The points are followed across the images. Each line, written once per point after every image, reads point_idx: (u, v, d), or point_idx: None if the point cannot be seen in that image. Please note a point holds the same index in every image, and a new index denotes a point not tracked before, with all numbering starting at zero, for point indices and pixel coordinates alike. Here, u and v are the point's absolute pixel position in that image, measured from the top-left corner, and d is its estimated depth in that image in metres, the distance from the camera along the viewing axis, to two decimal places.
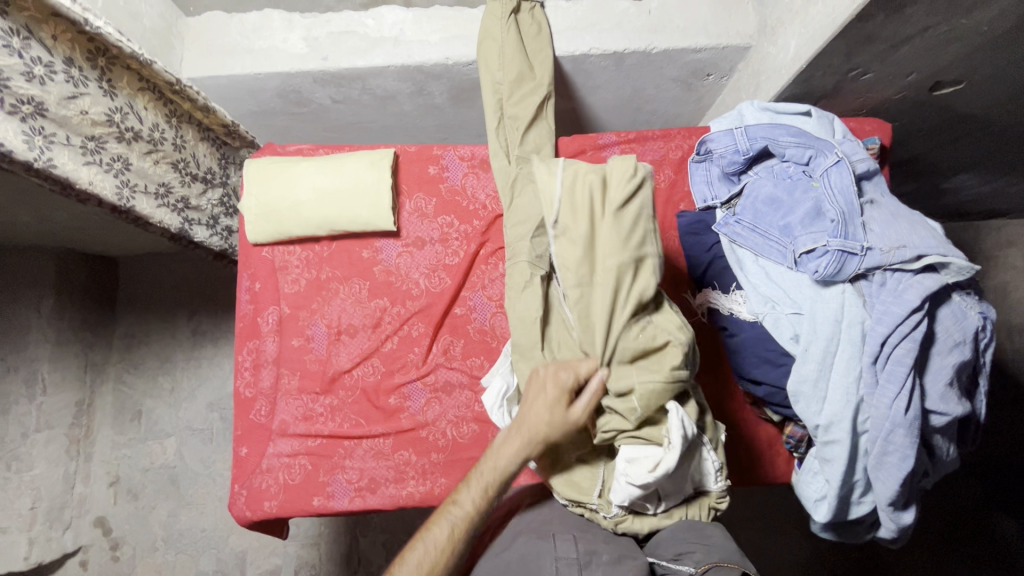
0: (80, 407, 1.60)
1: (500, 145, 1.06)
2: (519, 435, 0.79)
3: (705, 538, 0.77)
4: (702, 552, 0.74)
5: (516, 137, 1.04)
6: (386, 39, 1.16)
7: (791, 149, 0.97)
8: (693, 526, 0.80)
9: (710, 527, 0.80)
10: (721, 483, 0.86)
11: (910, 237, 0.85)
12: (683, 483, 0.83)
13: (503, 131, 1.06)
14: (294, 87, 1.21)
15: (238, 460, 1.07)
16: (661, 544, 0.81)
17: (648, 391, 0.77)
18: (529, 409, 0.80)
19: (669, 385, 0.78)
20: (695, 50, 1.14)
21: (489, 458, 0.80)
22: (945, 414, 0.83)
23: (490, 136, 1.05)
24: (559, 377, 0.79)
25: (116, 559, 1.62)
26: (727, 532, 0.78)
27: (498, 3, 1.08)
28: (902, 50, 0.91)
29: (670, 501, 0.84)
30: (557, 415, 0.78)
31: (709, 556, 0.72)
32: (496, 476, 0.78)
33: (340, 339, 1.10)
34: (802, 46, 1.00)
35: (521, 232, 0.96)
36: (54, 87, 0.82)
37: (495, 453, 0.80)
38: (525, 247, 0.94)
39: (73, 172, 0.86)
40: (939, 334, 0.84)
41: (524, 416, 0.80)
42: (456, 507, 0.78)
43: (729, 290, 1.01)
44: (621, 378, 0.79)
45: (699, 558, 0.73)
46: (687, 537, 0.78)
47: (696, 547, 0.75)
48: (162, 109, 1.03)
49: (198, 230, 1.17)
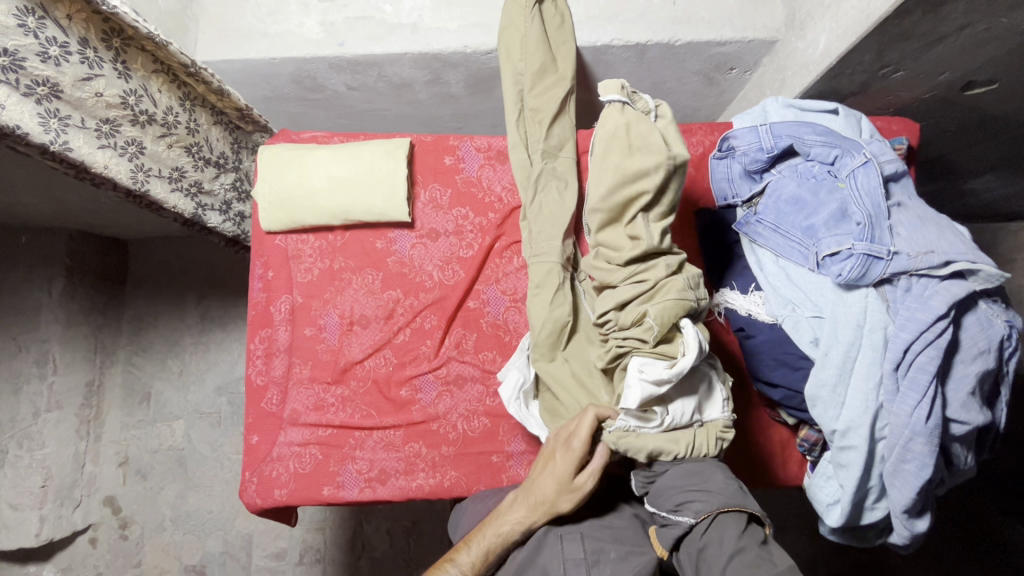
0: (90, 389, 1.62)
1: (519, 138, 1.05)
2: (527, 501, 0.79)
3: (706, 482, 0.74)
4: (703, 501, 0.71)
5: (538, 132, 1.03)
6: (404, 25, 1.13)
7: (817, 148, 0.95)
8: (695, 469, 0.77)
9: (710, 469, 0.76)
10: (728, 412, 0.84)
11: (939, 243, 0.84)
12: (691, 398, 0.81)
13: (523, 124, 1.05)
14: (310, 73, 1.19)
15: (249, 448, 1.07)
16: (659, 492, 0.77)
17: (664, 306, 0.80)
18: (539, 476, 0.81)
19: (680, 302, 0.80)
20: (719, 43, 1.12)
21: (494, 519, 0.80)
22: (965, 422, 0.82)
23: (511, 127, 1.05)
24: (569, 444, 0.80)
25: (125, 538, 1.64)
26: (725, 472, 0.76)
27: None
28: (937, 48, 0.87)
29: (675, 422, 0.80)
30: (563, 483, 0.78)
31: (711, 505, 0.71)
32: (498, 542, 0.78)
33: (352, 330, 1.09)
34: (832, 43, 0.97)
35: (546, 228, 1.00)
36: (69, 68, 0.80)
37: (501, 515, 0.80)
38: (553, 245, 0.99)
39: (88, 156, 0.86)
40: (964, 342, 0.82)
41: (533, 483, 0.80)
42: (453, 565, 0.78)
43: (749, 290, 0.99)
44: (635, 311, 0.82)
45: (699, 508, 0.71)
46: (685, 483, 0.75)
47: (696, 496, 0.73)
48: (176, 93, 1.01)
49: (211, 216, 1.16)
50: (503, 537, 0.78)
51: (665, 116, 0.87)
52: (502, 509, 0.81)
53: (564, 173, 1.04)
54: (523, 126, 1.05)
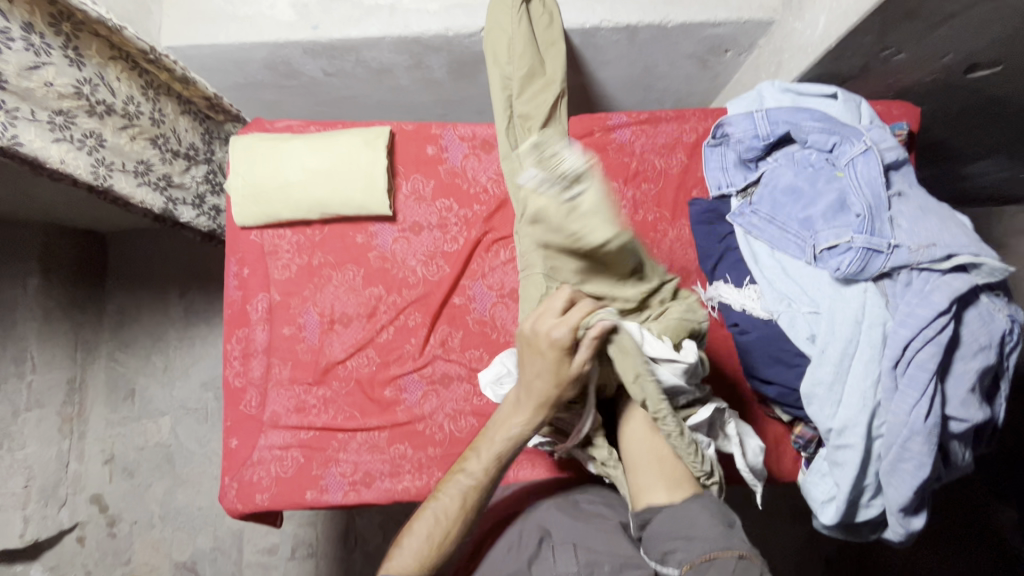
0: (71, 386, 1.57)
1: (510, 148, 1.02)
2: (528, 398, 0.75)
3: (690, 527, 0.68)
4: (685, 549, 0.66)
5: (528, 140, 1.00)
6: (382, 7, 1.07)
7: (814, 135, 0.91)
8: (679, 513, 0.70)
9: (697, 511, 0.69)
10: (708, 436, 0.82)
11: (942, 235, 0.80)
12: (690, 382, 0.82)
13: (512, 130, 1.03)
14: (284, 58, 1.13)
15: (229, 452, 1.04)
16: (648, 540, 0.71)
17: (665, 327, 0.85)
18: (530, 374, 0.74)
19: (679, 323, 0.85)
20: (714, 24, 1.07)
21: (501, 424, 0.76)
22: (965, 420, 0.79)
23: (501, 133, 1.02)
24: (552, 335, 0.71)
25: (114, 535, 1.61)
26: (715, 513, 0.69)
27: None
28: (941, 29, 0.83)
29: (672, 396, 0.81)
30: (559, 372, 0.73)
31: (693, 551, 0.65)
32: (508, 444, 0.75)
33: (333, 328, 1.05)
34: (832, 23, 0.92)
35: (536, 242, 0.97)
36: (12, 56, 0.75)
37: (504, 419, 0.77)
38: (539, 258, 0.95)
39: (41, 151, 0.80)
40: (966, 338, 0.80)
41: (528, 380, 0.75)
42: (465, 475, 0.74)
43: (743, 284, 0.96)
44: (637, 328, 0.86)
45: (682, 558, 0.65)
46: (670, 530, 0.69)
47: (679, 544, 0.67)
48: (137, 81, 0.96)
49: (183, 210, 1.11)
50: (513, 433, 0.75)
51: (583, 182, 0.73)
52: (503, 413, 0.77)
53: None
54: (513, 133, 1.02)
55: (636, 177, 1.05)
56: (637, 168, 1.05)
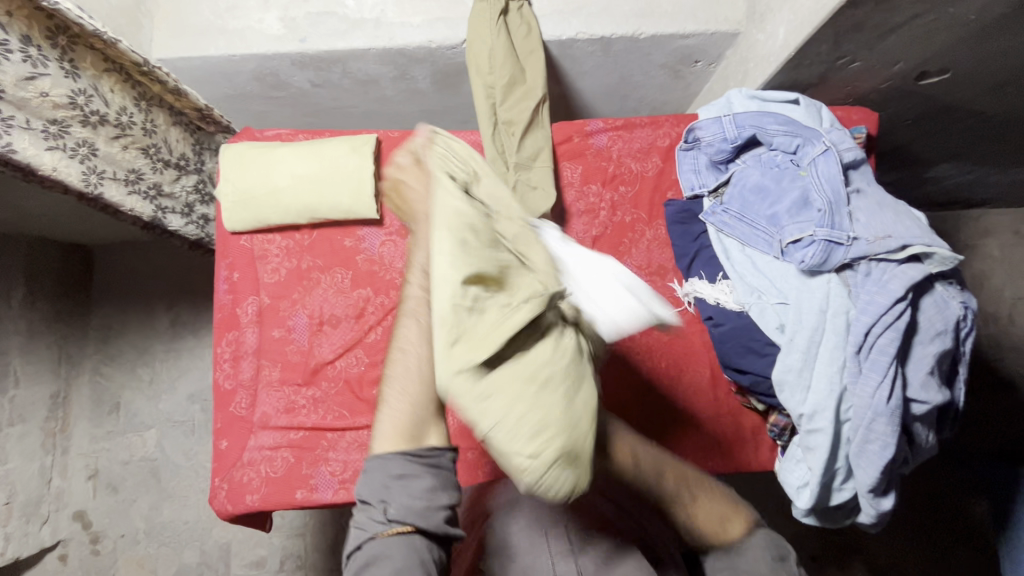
0: (55, 400, 1.56)
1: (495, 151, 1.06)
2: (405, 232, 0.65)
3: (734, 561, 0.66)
4: None
5: (513, 143, 1.05)
6: (367, 20, 1.12)
7: (778, 138, 0.98)
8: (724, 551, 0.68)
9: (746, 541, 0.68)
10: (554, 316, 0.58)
11: (895, 228, 0.86)
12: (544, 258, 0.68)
13: (498, 135, 1.07)
14: (272, 70, 1.17)
15: (219, 454, 1.05)
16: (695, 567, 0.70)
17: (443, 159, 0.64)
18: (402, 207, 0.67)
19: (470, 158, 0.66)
20: (683, 36, 1.13)
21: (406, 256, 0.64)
22: (925, 402, 0.84)
23: (487, 139, 1.06)
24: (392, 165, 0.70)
25: (98, 553, 1.59)
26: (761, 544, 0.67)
27: (487, 5, 1.08)
28: (890, 38, 0.89)
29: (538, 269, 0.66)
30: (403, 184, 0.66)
31: None
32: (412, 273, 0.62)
33: (321, 330, 1.07)
34: (790, 34, 0.98)
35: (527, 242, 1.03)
36: (10, 67, 0.77)
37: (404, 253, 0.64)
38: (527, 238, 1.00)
39: (34, 158, 0.83)
40: (922, 324, 0.85)
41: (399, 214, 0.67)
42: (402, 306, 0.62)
43: (716, 280, 1.01)
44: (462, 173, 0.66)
45: None
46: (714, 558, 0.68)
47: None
48: (130, 92, 0.98)
49: (172, 218, 1.14)
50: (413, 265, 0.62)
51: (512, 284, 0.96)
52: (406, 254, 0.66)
53: (539, 183, 1.05)
54: (499, 139, 1.07)
55: (614, 180, 1.10)
56: (615, 172, 1.10)
